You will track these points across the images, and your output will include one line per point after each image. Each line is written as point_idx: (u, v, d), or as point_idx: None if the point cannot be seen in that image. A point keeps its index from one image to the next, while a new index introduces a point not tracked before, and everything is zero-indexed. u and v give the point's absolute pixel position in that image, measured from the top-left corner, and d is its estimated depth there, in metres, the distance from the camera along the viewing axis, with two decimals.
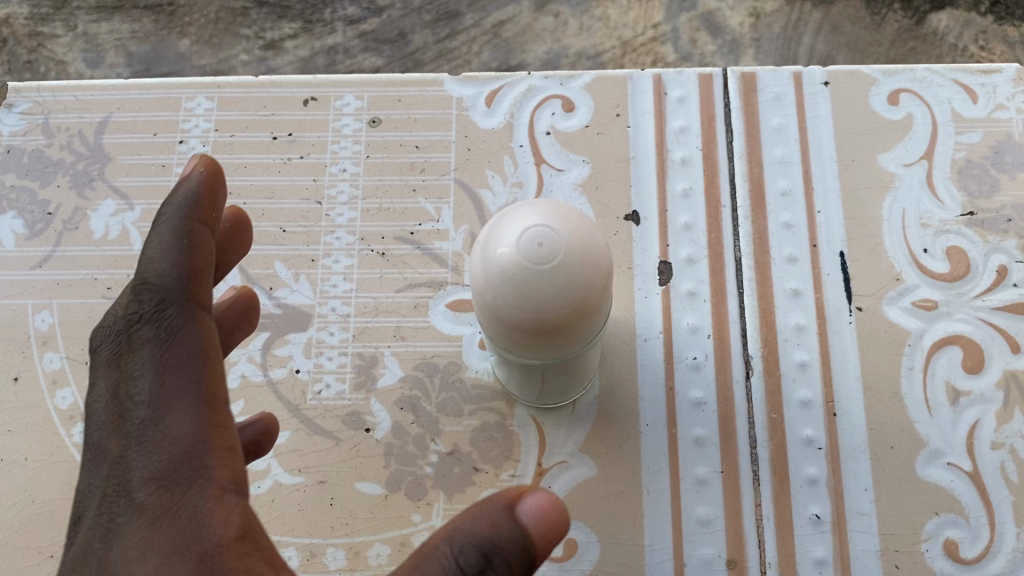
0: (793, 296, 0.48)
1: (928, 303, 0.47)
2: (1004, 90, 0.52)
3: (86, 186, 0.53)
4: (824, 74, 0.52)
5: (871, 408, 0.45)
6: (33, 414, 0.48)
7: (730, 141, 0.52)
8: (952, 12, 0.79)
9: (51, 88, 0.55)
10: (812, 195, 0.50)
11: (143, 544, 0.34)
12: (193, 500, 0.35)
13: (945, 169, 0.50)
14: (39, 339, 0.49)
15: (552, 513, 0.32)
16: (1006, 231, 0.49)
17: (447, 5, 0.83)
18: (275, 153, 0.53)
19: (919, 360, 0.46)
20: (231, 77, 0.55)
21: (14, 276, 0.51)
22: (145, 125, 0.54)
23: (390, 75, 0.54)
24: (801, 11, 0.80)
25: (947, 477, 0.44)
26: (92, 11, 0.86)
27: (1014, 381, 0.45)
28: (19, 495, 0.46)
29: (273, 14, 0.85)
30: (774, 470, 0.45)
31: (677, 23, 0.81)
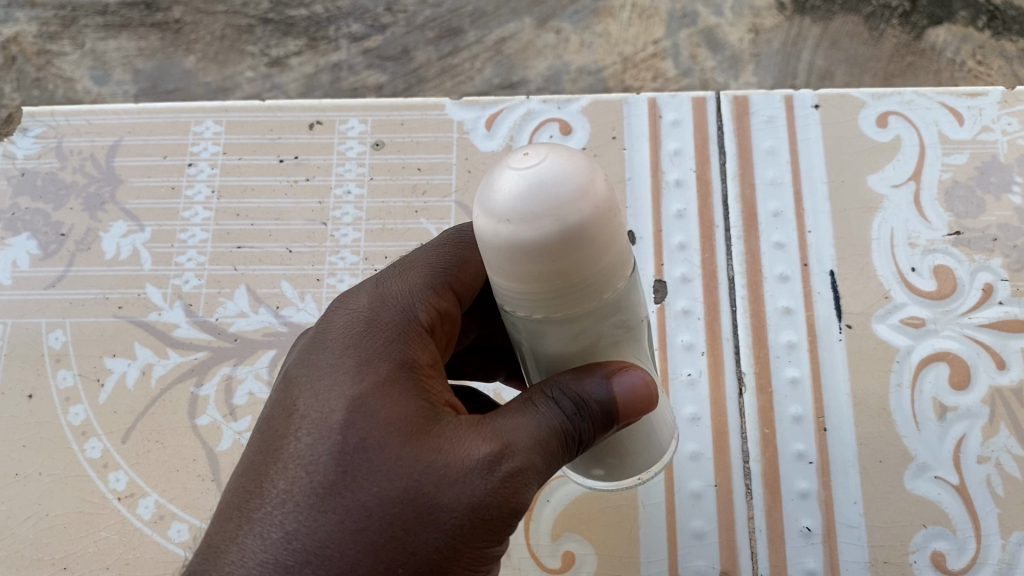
0: (784, 314, 0.49)
1: (915, 319, 0.48)
2: (990, 112, 0.53)
3: (98, 209, 0.55)
4: (814, 98, 0.54)
5: (862, 422, 0.46)
6: (46, 430, 0.49)
7: (723, 164, 0.53)
8: (951, 27, 0.80)
9: (65, 113, 0.58)
10: (803, 214, 0.51)
11: (338, 366, 0.32)
12: (397, 335, 0.33)
13: (933, 189, 0.51)
14: (52, 356, 0.50)
15: (642, 394, 0.31)
16: (992, 249, 0.49)
17: (449, 21, 0.84)
18: (282, 175, 0.55)
19: (907, 376, 0.47)
20: (239, 103, 0.57)
21: (28, 296, 0.53)
22: (155, 148, 0.57)
23: (394, 99, 0.56)
24: (800, 26, 0.81)
25: (934, 490, 0.44)
26: (101, 29, 0.87)
27: (1000, 397, 0.46)
28: (32, 508, 0.47)
29: (278, 32, 0.86)
30: (765, 484, 0.45)
31: (677, 40, 0.81)
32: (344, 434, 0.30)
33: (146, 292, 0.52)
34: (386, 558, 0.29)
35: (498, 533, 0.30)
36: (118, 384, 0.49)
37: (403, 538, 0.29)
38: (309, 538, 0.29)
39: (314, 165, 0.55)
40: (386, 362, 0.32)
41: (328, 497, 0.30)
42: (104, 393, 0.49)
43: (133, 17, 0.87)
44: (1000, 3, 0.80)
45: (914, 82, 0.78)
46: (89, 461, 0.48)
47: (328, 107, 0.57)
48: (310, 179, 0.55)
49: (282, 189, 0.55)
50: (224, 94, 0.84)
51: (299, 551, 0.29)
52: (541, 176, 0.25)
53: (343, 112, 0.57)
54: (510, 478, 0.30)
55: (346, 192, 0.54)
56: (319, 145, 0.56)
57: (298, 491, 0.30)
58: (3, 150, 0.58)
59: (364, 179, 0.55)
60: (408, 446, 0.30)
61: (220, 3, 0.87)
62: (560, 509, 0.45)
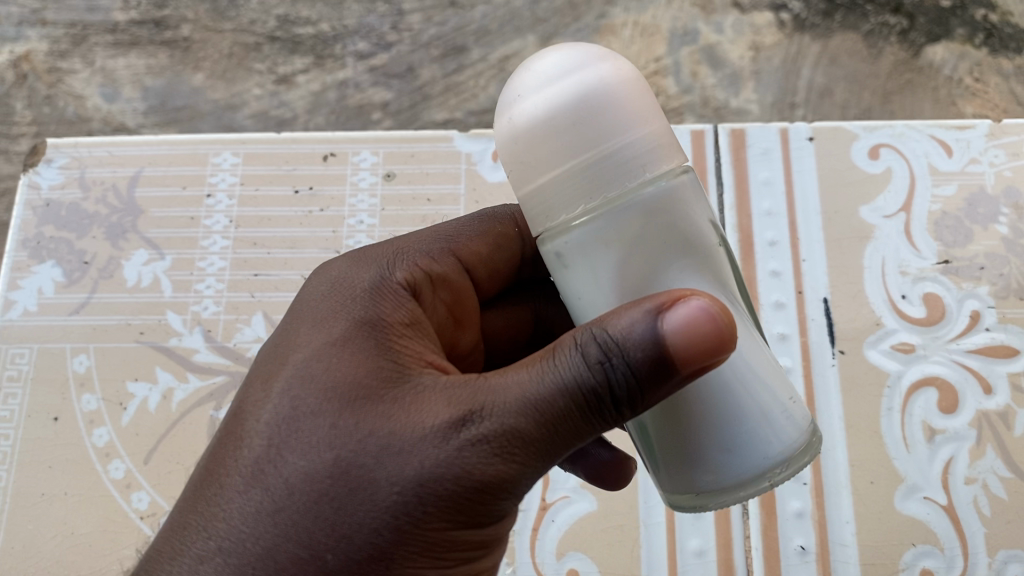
0: (780, 339, 0.58)
1: (906, 346, 0.57)
2: (977, 145, 0.63)
3: (120, 237, 0.65)
4: (809, 131, 0.64)
5: (853, 446, 0.54)
6: (72, 450, 0.57)
7: (721, 195, 0.63)
8: (948, 44, 0.81)
9: (88, 146, 0.68)
10: (798, 245, 0.61)
11: (295, 356, 0.36)
12: (349, 326, 0.37)
13: (922, 220, 0.61)
14: (77, 380, 0.59)
15: (698, 327, 0.30)
16: (979, 278, 0.59)
17: (454, 39, 0.85)
18: (298, 206, 0.65)
19: (897, 401, 0.55)
20: (255, 136, 0.67)
21: (55, 321, 0.62)
22: (175, 179, 0.67)
23: (405, 134, 0.66)
24: (800, 44, 0.82)
25: (923, 510, 0.52)
26: (110, 47, 0.88)
27: (986, 420, 0.54)
28: (59, 527, 0.55)
29: (285, 50, 0.87)
30: (764, 503, 0.54)
31: (679, 57, 0.83)
32: (304, 415, 0.34)
33: (166, 318, 0.61)
34: (341, 524, 0.32)
35: (460, 500, 0.32)
36: (138, 407, 0.58)
37: (357, 504, 0.32)
38: (270, 513, 0.32)
39: (328, 196, 0.65)
40: (349, 346, 0.36)
41: (287, 473, 0.33)
42: (126, 415, 0.58)
43: (141, 35, 0.88)
44: (997, 21, 0.81)
45: (912, 99, 0.79)
46: (113, 480, 0.56)
47: (342, 140, 0.66)
48: (325, 210, 0.64)
49: (298, 220, 0.64)
50: (232, 111, 0.85)
51: (260, 524, 0.32)
52: (557, 54, 0.32)
53: (355, 145, 0.66)
54: (472, 442, 0.32)
55: (359, 222, 0.64)
56: (333, 176, 0.65)
57: (264, 471, 0.33)
58: (34, 182, 0.67)
59: (375, 211, 0.64)
60: (362, 419, 0.33)
61: (227, 21, 0.89)
62: (564, 529, 0.54)
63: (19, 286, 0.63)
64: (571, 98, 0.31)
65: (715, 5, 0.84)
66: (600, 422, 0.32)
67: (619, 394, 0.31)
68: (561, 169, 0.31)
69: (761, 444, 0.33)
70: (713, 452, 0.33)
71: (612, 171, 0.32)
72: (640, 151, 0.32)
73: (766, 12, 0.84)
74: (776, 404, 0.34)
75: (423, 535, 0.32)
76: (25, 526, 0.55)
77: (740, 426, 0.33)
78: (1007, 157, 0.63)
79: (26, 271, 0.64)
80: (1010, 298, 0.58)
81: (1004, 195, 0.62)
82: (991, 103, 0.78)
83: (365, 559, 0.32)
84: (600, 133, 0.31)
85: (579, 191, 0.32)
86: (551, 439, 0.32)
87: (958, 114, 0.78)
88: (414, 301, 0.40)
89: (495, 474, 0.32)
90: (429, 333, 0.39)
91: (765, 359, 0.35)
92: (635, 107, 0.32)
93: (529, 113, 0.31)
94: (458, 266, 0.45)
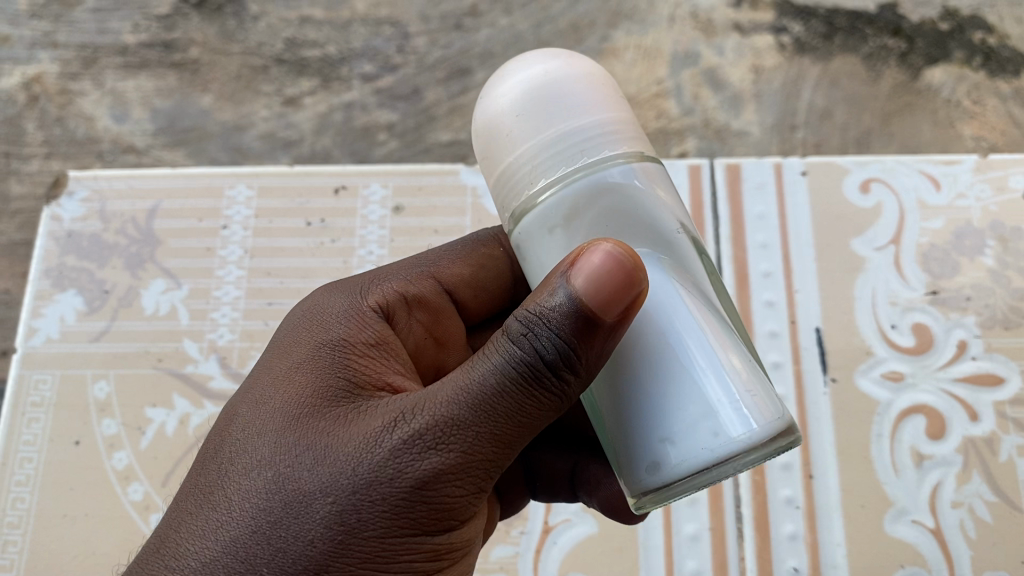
0: (775, 368, 0.59)
1: (896, 374, 0.58)
2: (964, 179, 0.65)
3: (139, 267, 0.67)
4: (802, 166, 0.66)
5: (844, 471, 0.55)
6: (94, 472, 0.59)
7: (718, 228, 0.65)
8: (946, 67, 0.82)
9: (108, 179, 0.70)
10: (792, 276, 0.62)
11: (256, 385, 0.38)
12: (307, 351, 0.39)
13: (911, 252, 0.62)
14: (98, 406, 0.61)
15: (607, 280, 0.31)
16: (966, 308, 0.60)
17: (459, 62, 0.87)
18: (310, 237, 0.66)
19: (887, 428, 0.56)
20: (269, 170, 0.69)
21: (76, 348, 0.63)
22: (192, 212, 0.68)
23: (413, 168, 0.68)
24: (800, 66, 0.83)
25: (912, 533, 0.53)
26: (120, 69, 0.89)
27: (972, 446, 0.56)
28: (80, 547, 0.57)
29: (292, 72, 0.89)
30: (759, 526, 0.55)
31: (681, 79, 0.84)
32: (253, 437, 0.36)
33: (184, 345, 0.63)
34: (279, 530, 0.33)
35: (397, 500, 0.32)
36: (156, 432, 0.60)
37: (295, 510, 0.33)
38: (214, 528, 0.33)
39: (339, 228, 0.67)
40: (303, 371, 0.38)
41: (234, 490, 0.34)
42: (144, 439, 0.60)
43: (151, 57, 0.90)
44: (995, 44, 0.83)
45: (912, 121, 0.79)
46: (133, 502, 0.58)
47: (353, 174, 0.68)
48: (336, 242, 0.66)
49: (310, 250, 0.66)
50: (239, 133, 0.86)
51: (203, 539, 0.33)
52: (524, 56, 0.35)
53: (366, 178, 0.68)
54: (405, 443, 0.33)
55: (369, 253, 0.66)
56: (344, 209, 0.67)
57: (214, 487, 0.35)
58: (57, 214, 0.69)
59: (385, 241, 0.66)
60: (305, 436, 0.35)
61: (236, 43, 0.90)
62: (565, 552, 0.55)
63: (41, 314, 0.65)
64: (533, 82, 0.33)
65: (716, 28, 0.86)
66: (536, 414, 0.33)
67: (545, 375, 0.32)
68: (524, 147, 0.33)
69: (705, 435, 0.31)
70: (656, 443, 0.32)
71: (575, 146, 0.33)
72: (603, 130, 0.33)
73: (766, 34, 0.85)
74: (729, 391, 0.32)
75: (361, 537, 0.32)
76: (47, 545, 0.57)
77: (685, 414, 0.32)
78: (993, 192, 0.64)
79: (49, 299, 0.66)
80: (996, 327, 0.59)
81: (990, 228, 0.63)
82: (989, 125, 0.79)
83: (302, 562, 0.32)
84: (561, 111, 0.33)
85: (543, 167, 0.33)
86: (486, 436, 0.33)
87: (958, 136, 0.79)
88: (384, 326, 0.42)
89: (431, 473, 0.32)
90: (394, 355, 0.41)
91: (731, 349, 0.33)
92: (592, 94, 0.34)
93: (497, 102, 0.34)
94: (438, 288, 0.46)
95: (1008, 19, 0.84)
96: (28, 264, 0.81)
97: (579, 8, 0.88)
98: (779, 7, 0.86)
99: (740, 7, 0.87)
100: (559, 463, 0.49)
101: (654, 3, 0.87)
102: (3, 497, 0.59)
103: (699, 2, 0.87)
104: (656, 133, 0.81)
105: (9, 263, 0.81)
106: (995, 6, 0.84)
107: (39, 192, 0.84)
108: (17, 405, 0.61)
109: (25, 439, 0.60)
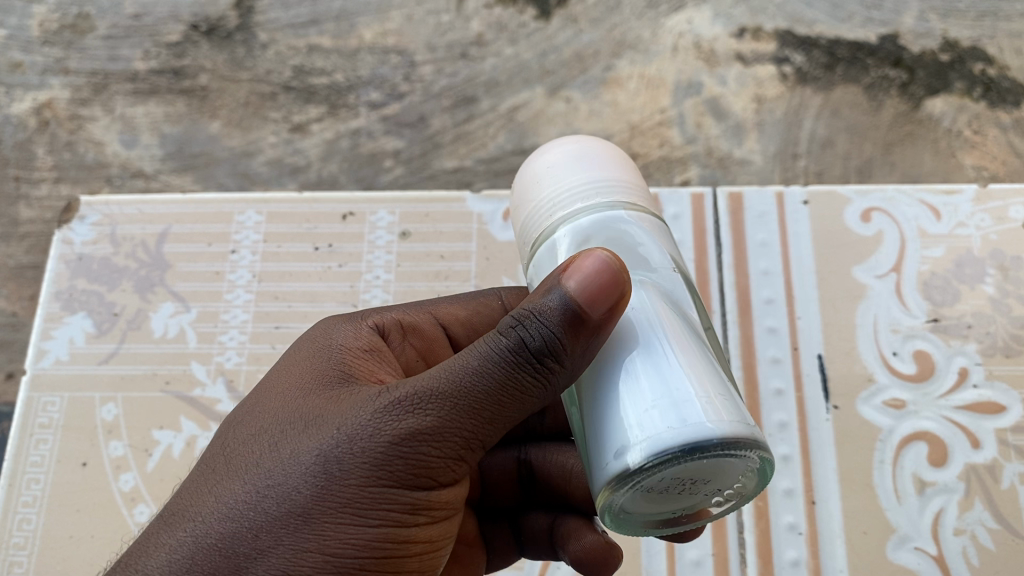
0: (777, 395, 0.59)
1: (898, 402, 0.58)
2: (963, 208, 0.65)
3: (148, 290, 0.67)
4: (804, 195, 0.66)
5: (846, 497, 0.56)
6: (101, 494, 0.59)
7: (720, 255, 0.65)
8: (947, 97, 0.83)
9: (119, 203, 0.71)
10: (794, 304, 0.63)
11: (267, 377, 0.41)
12: (316, 346, 0.42)
13: (912, 280, 0.63)
14: (105, 428, 0.61)
15: (596, 269, 0.32)
16: (966, 336, 0.60)
17: (464, 90, 0.88)
18: (318, 261, 0.67)
19: (889, 454, 0.56)
20: (279, 196, 0.70)
21: (85, 370, 0.64)
22: (202, 236, 0.69)
23: (419, 195, 0.69)
24: (802, 96, 0.84)
25: (914, 559, 0.53)
26: (130, 96, 0.91)
27: (974, 474, 0.55)
28: (87, 567, 0.57)
29: (300, 99, 0.89)
30: (761, 552, 0.55)
31: (683, 109, 0.84)
32: (257, 415, 0.38)
33: (191, 368, 0.63)
34: (269, 480, 0.34)
35: (377, 454, 0.34)
36: (163, 454, 0.60)
37: (285, 464, 0.35)
38: (212, 487, 0.36)
39: (346, 253, 0.67)
40: (308, 364, 0.40)
41: (234, 457, 0.37)
42: (151, 461, 0.60)
43: (160, 83, 0.91)
44: (995, 75, 0.83)
45: (912, 150, 0.80)
46: (139, 524, 0.58)
47: (361, 201, 0.69)
48: (343, 266, 0.67)
49: (317, 275, 0.66)
50: (247, 159, 0.86)
51: (198, 497, 0.36)
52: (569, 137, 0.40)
53: (374, 205, 0.69)
54: (390, 403, 0.34)
55: (375, 277, 0.66)
56: (352, 235, 0.68)
57: (216, 459, 0.37)
58: (68, 238, 0.70)
59: (391, 266, 0.66)
60: (303, 409, 0.37)
61: (245, 71, 0.91)
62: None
63: (51, 336, 0.65)
64: (568, 148, 0.38)
65: (718, 58, 0.87)
66: (521, 389, 0.34)
67: (530, 350, 0.33)
68: (545, 193, 0.37)
69: (673, 419, 0.30)
70: (624, 429, 0.31)
71: (596, 188, 0.37)
72: (618, 182, 0.37)
73: (768, 64, 0.86)
74: (705, 394, 0.31)
75: (341, 487, 0.34)
76: (54, 566, 0.57)
77: (659, 401, 0.30)
78: (993, 221, 0.65)
79: (59, 322, 0.66)
80: (997, 355, 0.59)
81: (990, 257, 0.63)
82: (990, 155, 0.80)
83: (287, 506, 0.34)
84: (587, 166, 0.37)
85: (568, 200, 0.36)
86: (466, 397, 0.34)
87: (958, 166, 0.80)
88: (379, 341, 0.43)
89: (411, 431, 0.34)
90: (389, 362, 0.42)
91: (716, 375, 0.32)
92: (612, 163, 0.38)
93: (533, 158, 0.39)
94: (434, 326, 0.46)
95: (1008, 51, 0.84)
96: (36, 286, 0.82)
97: (584, 38, 0.89)
98: (781, 38, 0.87)
99: (742, 38, 0.88)
100: (537, 520, 0.50)
101: (658, 34, 0.89)
102: (10, 518, 0.59)
103: (702, 32, 0.88)
104: (659, 161, 0.82)
105: (17, 287, 0.82)
106: (994, 38, 0.85)
107: (48, 216, 0.85)
108: (26, 426, 0.62)
109: (34, 460, 0.61)
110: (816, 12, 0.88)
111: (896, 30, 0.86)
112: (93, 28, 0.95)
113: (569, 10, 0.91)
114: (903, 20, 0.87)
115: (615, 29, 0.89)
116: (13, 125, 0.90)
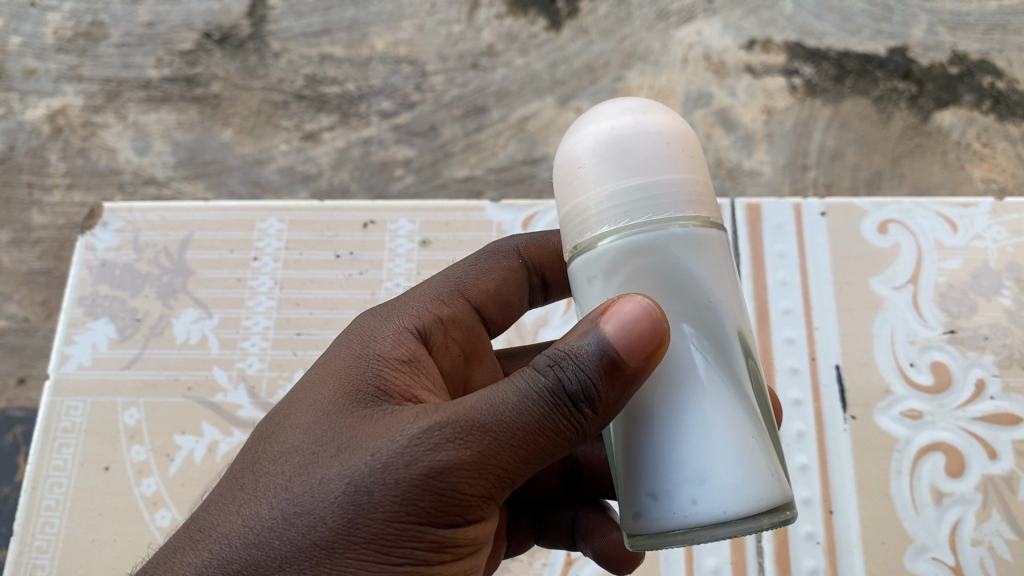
0: (795, 405, 0.60)
1: (914, 412, 0.58)
2: (979, 221, 0.65)
3: (171, 297, 0.67)
4: (821, 207, 0.67)
5: (865, 507, 0.56)
6: (123, 499, 0.59)
7: (739, 265, 0.66)
8: (956, 110, 0.83)
9: (141, 210, 0.71)
10: (812, 315, 0.63)
11: (300, 384, 0.39)
12: (352, 349, 0.40)
13: (928, 292, 0.63)
14: (127, 433, 0.62)
15: (636, 326, 0.31)
16: (983, 347, 0.60)
17: (476, 100, 0.88)
18: (339, 269, 0.67)
19: (907, 465, 0.56)
20: (299, 204, 0.70)
21: (107, 375, 0.64)
22: (224, 243, 0.69)
23: (439, 202, 0.69)
24: (811, 108, 0.84)
25: (933, 569, 0.53)
26: (142, 103, 0.91)
27: (991, 484, 0.55)
28: (107, 571, 0.57)
29: (311, 108, 0.90)
30: (778, 561, 0.55)
31: (693, 119, 0.85)
32: (289, 429, 0.36)
33: (213, 373, 0.64)
34: (295, 507, 0.33)
35: (406, 488, 0.32)
36: (185, 459, 0.60)
37: (313, 490, 0.33)
38: (239, 506, 0.34)
39: (367, 260, 0.68)
40: (343, 374, 0.39)
41: (264, 473, 0.35)
42: (173, 466, 0.60)
43: (173, 91, 0.92)
44: (1004, 88, 0.84)
45: (922, 162, 0.80)
46: (160, 528, 0.58)
47: (380, 210, 0.69)
48: (364, 273, 0.67)
49: (338, 282, 0.67)
50: (260, 167, 0.87)
51: (226, 517, 0.34)
52: (628, 103, 0.34)
53: (394, 213, 0.69)
54: (428, 429, 0.33)
55: (396, 284, 0.66)
56: (372, 242, 0.68)
57: (246, 475, 0.36)
58: (91, 244, 0.70)
59: (412, 274, 0.67)
60: (335, 428, 0.35)
61: (257, 79, 0.92)
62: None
63: (73, 342, 0.66)
64: (620, 131, 0.33)
65: (728, 70, 0.87)
66: (558, 431, 0.33)
67: (568, 394, 0.32)
68: (585, 197, 0.33)
69: (686, 501, 0.31)
70: (644, 497, 0.33)
71: (639, 205, 0.33)
72: (665, 194, 0.33)
73: (778, 76, 0.86)
74: (722, 467, 0.31)
75: (367, 521, 0.32)
76: (72, 570, 0.57)
77: (676, 476, 0.32)
78: (1009, 234, 0.65)
79: (82, 327, 0.66)
80: (1013, 367, 0.59)
81: (1007, 269, 0.63)
82: (998, 167, 0.80)
83: (311, 538, 0.32)
84: (632, 167, 0.32)
85: (600, 217, 0.33)
86: (506, 434, 0.32)
87: (967, 178, 0.80)
88: (420, 348, 0.41)
89: (444, 464, 0.32)
90: (428, 372, 0.40)
91: (739, 426, 0.32)
92: (666, 161, 0.33)
93: (580, 140, 0.34)
94: (467, 306, 0.46)
95: (1017, 64, 0.85)
96: (48, 293, 0.82)
97: (594, 49, 0.89)
98: (790, 50, 0.87)
99: (752, 50, 0.88)
100: (561, 512, 0.50)
101: (668, 44, 0.89)
102: (32, 521, 0.59)
103: (712, 44, 0.89)
104: None
105: (30, 292, 0.83)
106: (1004, 51, 0.85)
107: (61, 222, 0.86)
108: (48, 430, 0.62)
109: (56, 464, 0.61)
110: (825, 25, 0.88)
111: (905, 43, 0.86)
112: (106, 36, 0.95)
113: (580, 21, 0.91)
114: (912, 32, 0.87)
115: (626, 40, 0.89)
116: (26, 131, 0.91)
